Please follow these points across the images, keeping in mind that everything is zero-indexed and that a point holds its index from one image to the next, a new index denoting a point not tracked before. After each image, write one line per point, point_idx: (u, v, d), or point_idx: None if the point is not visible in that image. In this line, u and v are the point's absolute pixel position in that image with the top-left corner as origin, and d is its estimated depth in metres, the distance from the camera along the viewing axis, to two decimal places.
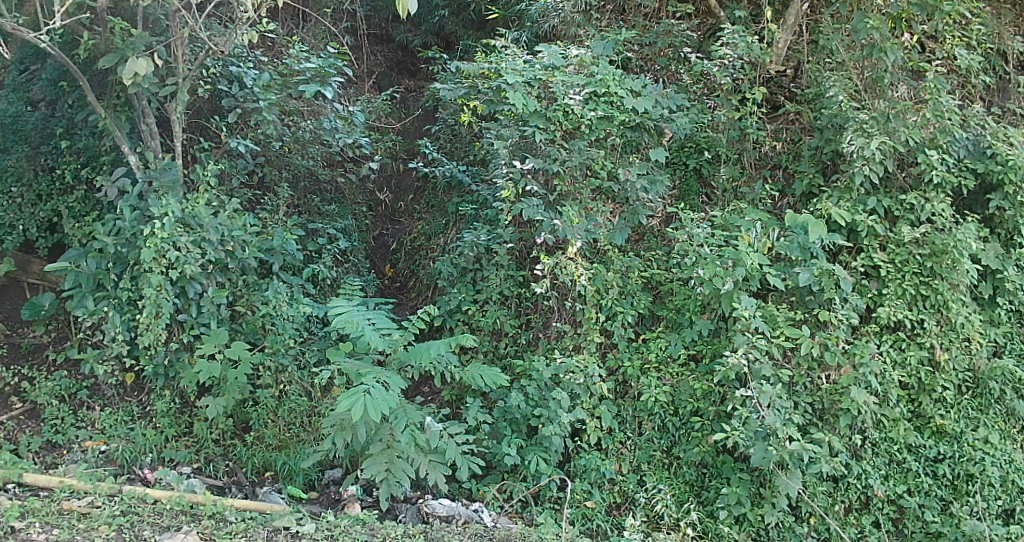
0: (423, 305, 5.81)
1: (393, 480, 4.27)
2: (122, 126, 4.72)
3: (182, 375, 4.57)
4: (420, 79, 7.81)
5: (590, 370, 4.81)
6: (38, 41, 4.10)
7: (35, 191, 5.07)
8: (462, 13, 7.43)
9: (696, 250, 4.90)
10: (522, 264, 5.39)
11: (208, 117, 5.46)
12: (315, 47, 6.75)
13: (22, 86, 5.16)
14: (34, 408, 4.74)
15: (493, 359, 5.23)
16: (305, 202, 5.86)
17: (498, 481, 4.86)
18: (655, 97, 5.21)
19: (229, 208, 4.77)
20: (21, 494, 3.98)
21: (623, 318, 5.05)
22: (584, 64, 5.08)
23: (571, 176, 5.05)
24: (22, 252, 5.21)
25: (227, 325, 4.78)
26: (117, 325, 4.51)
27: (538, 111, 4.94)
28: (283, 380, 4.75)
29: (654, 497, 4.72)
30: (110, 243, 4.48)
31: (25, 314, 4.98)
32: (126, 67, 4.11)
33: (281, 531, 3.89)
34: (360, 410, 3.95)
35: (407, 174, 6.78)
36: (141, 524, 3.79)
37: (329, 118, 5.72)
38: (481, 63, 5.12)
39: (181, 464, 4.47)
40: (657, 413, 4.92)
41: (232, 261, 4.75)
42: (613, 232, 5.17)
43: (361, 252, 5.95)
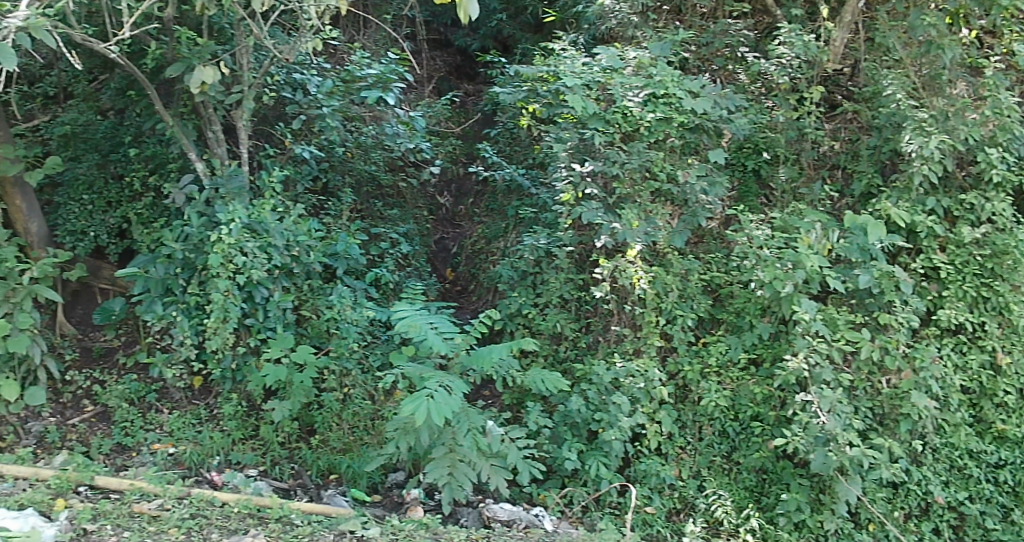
0: (484, 309, 5.75)
1: (455, 484, 4.32)
2: (190, 134, 4.72)
3: (249, 379, 4.55)
4: (478, 83, 7.90)
5: (651, 374, 4.80)
6: (106, 52, 4.23)
7: (105, 198, 5.05)
8: (520, 16, 7.34)
9: (756, 252, 4.87)
10: (582, 268, 5.32)
11: (273, 123, 5.33)
12: (377, 52, 6.57)
13: (91, 95, 5.27)
14: (105, 411, 4.77)
15: (554, 363, 5.20)
16: (367, 206, 5.86)
17: (559, 486, 4.86)
18: (715, 97, 5.11)
19: (295, 214, 4.72)
20: (93, 497, 4.08)
21: (683, 321, 5.00)
22: (642, 66, 5.05)
23: (630, 180, 5.02)
24: (95, 257, 5.23)
25: (293, 329, 4.74)
26: (185, 330, 4.48)
27: (597, 114, 4.90)
28: (347, 383, 4.71)
29: (713, 503, 4.76)
30: (178, 250, 4.46)
31: (97, 319, 5.01)
32: (194, 75, 4.22)
33: (346, 535, 3.94)
34: (424, 414, 4.00)
35: (467, 178, 6.85)
36: (210, 527, 3.88)
37: (390, 124, 5.65)
38: (540, 66, 5.02)
39: (248, 466, 4.47)
40: (717, 418, 4.97)
41: (297, 266, 4.72)
42: (673, 234, 5.10)
43: (422, 256, 5.90)
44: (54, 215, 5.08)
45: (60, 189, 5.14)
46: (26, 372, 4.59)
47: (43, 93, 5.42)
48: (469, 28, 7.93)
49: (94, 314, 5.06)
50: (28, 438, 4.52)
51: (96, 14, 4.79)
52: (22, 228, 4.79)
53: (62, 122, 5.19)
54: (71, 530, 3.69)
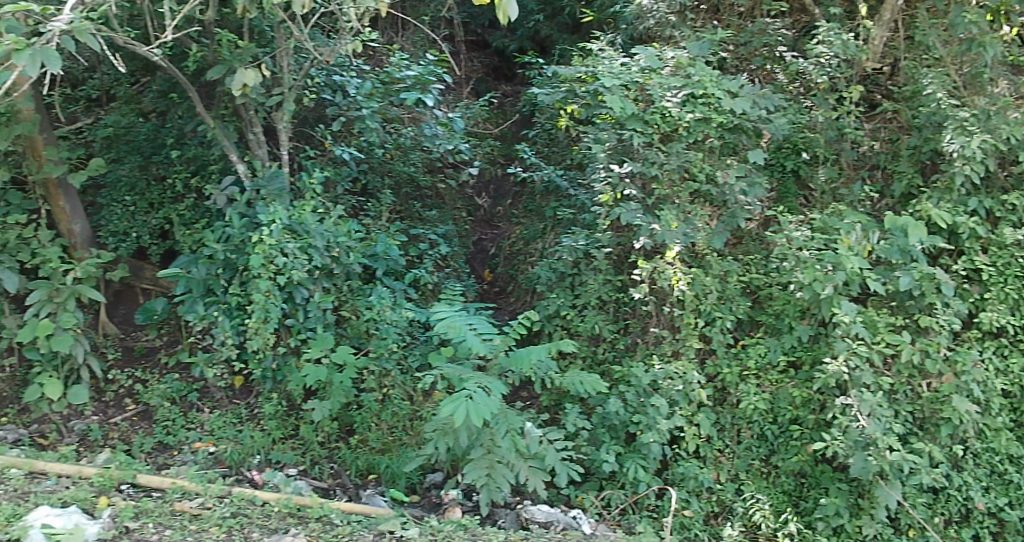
0: (523, 311, 5.72)
1: (493, 486, 4.33)
2: (231, 137, 4.78)
3: (290, 379, 4.57)
4: (516, 84, 7.89)
5: (691, 376, 4.79)
6: (150, 54, 4.26)
7: (147, 199, 5.11)
8: (558, 16, 7.32)
9: (795, 254, 4.80)
10: (620, 269, 5.31)
11: (313, 125, 5.35)
12: (415, 55, 6.67)
13: (133, 98, 5.30)
14: (147, 410, 4.81)
15: (592, 365, 5.17)
16: (406, 208, 5.83)
17: (597, 488, 4.84)
18: (754, 97, 5.05)
19: (335, 215, 4.75)
20: (136, 495, 4.12)
21: (722, 323, 4.96)
22: (680, 65, 5.00)
23: (669, 181, 4.99)
24: (137, 258, 5.29)
25: (333, 329, 4.75)
26: (226, 330, 4.50)
27: (635, 114, 4.87)
28: (386, 384, 4.71)
29: (751, 507, 4.71)
30: (220, 250, 4.50)
31: (140, 318, 5.10)
32: (236, 78, 4.26)
33: (386, 535, 3.94)
34: (463, 415, 4.00)
35: (505, 179, 6.82)
36: (251, 526, 3.91)
37: (428, 125, 5.65)
38: (578, 67, 5.01)
39: (288, 465, 4.47)
40: (756, 421, 4.92)
41: (337, 267, 4.73)
42: (712, 236, 5.04)
43: (460, 257, 5.87)
44: (97, 216, 5.14)
45: (103, 190, 5.20)
46: (69, 371, 4.64)
47: (87, 96, 5.44)
48: (506, 29, 7.89)
49: (136, 314, 5.14)
50: (71, 436, 4.57)
51: (137, 17, 4.81)
52: (66, 229, 4.83)
53: (105, 123, 5.23)
54: (114, 528, 3.73)
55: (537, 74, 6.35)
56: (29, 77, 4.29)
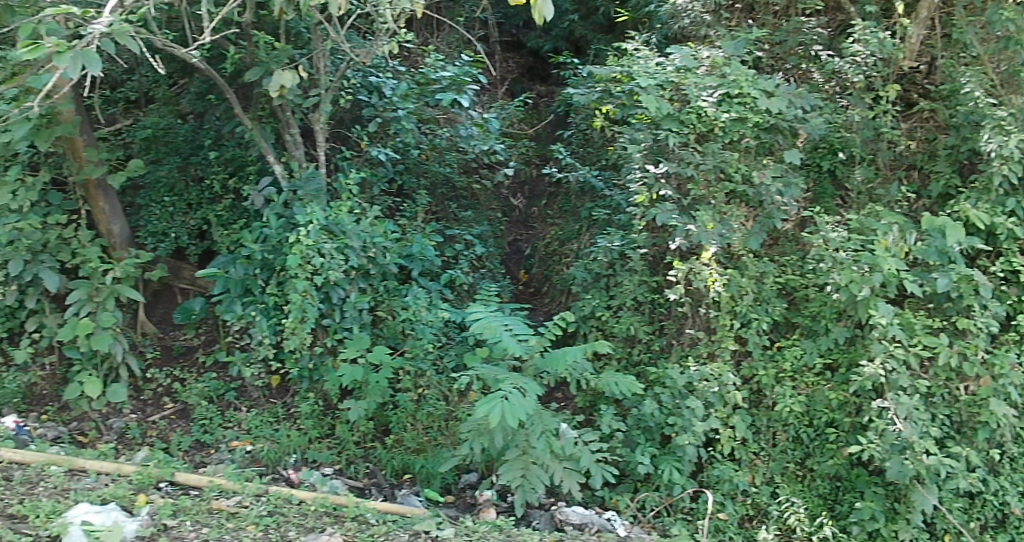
0: (558, 311, 5.73)
1: (528, 487, 4.30)
2: (268, 138, 4.81)
3: (326, 379, 4.59)
4: (551, 85, 7.89)
5: (725, 379, 4.75)
6: (188, 56, 4.29)
7: (186, 200, 5.16)
8: (592, 16, 7.30)
9: (832, 254, 4.74)
10: (655, 271, 5.26)
11: (350, 125, 5.35)
12: (451, 55, 6.62)
13: (171, 100, 5.37)
14: (184, 409, 4.85)
15: (627, 366, 5.15)
16: (443, 208, 5.84)
17: (632, 490, 4.83)
18: (790, 97, 5.00)
19: (371, 215, 4.77)
20: (174, 493, 4.17)
21: (758, 325, 4.94)
22: (716, 65, 4.97)
23: (705, 181, 4.96)
24: (175, 258, 5.35)
25: (369, 329, 4.77)
26: (264, 329, 4.52)
27: (671, 114, 4.85)
28: (421, 384, 4.71)
29: (786, 510, 4.68)
30: (257, 250, 4.53)
31: (178, 318, 5.16)
32: (273, 80, 4.27)
33: (422, 535, 3.95)
34: (498, 416, 4.01)
35: (540, 180, 6.82)
36: (288, 525, 3.92)
37: (464, 126, 5.64)
38: (613, 67, 5.01)
39: (324, 465, 4.49)
40: (792, 424, 4.86)
41: (373, 267, 4.74)
42: (748, 237, 5.01)
43: (496, 258, 5.85)
44: (137, 216, 5.19)
45: (142, 191, 5.26)
46: (109, 370, 4.68)
47: (125, 98, 5.53)
48: (541, 29, 7.88)
49: (175, 314, 5.20)
50: (110, 434, 4.62)
51: (175, 20, 4.85)
52: (105, 229, 4.88)
53: (144, 125, 5.25)
54: (152, 525, 3.76)
55: (572, 75, 6.38)
56: (70, 80, 4.33)
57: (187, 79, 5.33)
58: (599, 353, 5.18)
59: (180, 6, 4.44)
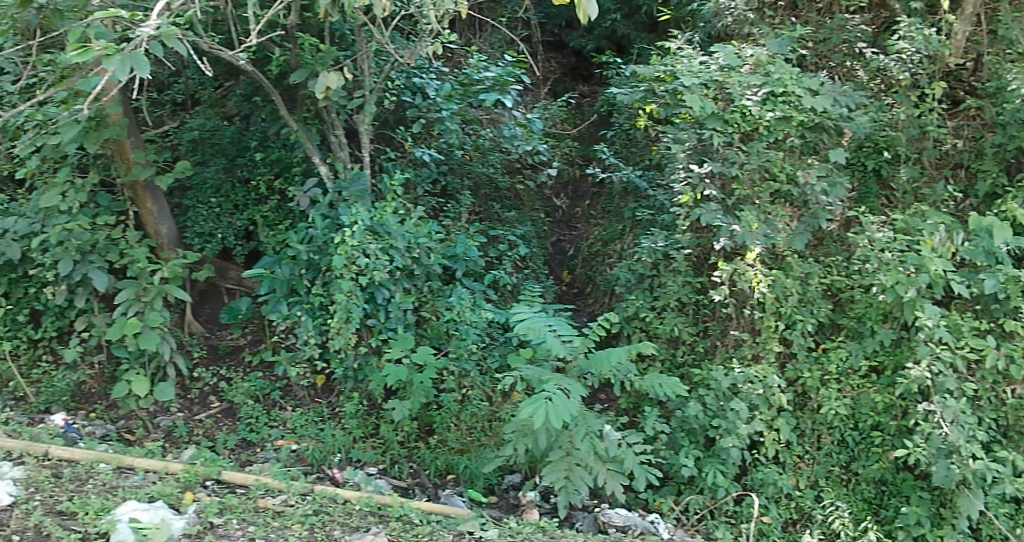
0: (602, 312, 5.71)
1: (571, 488, 4.28)
2: (314, 139, 4.86)
3: (371, 379, 4.60)
4: (594, 84, 7.87)
5: (770, 381, 4.67)
6: (234, 58, 4.30)
7: (232, 201, 5.22)
8: (634, 15, 7.30)
9: (877, 255, 4.69)
10: (699, 271, 5.22)
11: (394, 126, 5.40)
12: (493, 57, 6.66)
13: (217, 102, 5.46)
14: (230, 408, 4.90)
15: (671, 368, 5.12)
16: (485, 209, 5.82)
17: (675, 493, 4.81)
18: (835, 95, 4.94)
19: (416, 216, 4.79)
20: (220, 491, 4.19)
21: (803, 326, 4.88)
22: (760, 63, 4.91)
23: (749, 181, 4.91)
24: (222, 258, 5.41)
25: (413, 329, 4.78)
26: (309, 329, 4.55)
27: (715, 113, 4.81)
28: (466, 384, 4.73)
29: (831, 514, 4.64)
30: (303, 250, 4.58)
31: (225, 318, 5.19)
32: (319, 81, 4.28)
33: (466, 536, 3.97)
34: (542, 417, 3.98)
35: (583, 180, 6.83)
36: (332, 524, 3.93)
37: (508, 126, 5.70)
38: (657, 66, 5.02)
39: (368, 464, 4.51)
40: (837, 427, 4.80)
41: (418, 268, 4.75)
42: (793, 237, 4.94)
43: (539, 258, 5.82)
44: (184, 217, 5.26)
45: (189, 192, 5.33)
46: (156, 369, 4.72)
47: (172, 100, 5.64)
48: (584, 29, 7.87)
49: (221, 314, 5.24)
50: (157, 432, 4.68)
51: (221, 23, 4.90)
52: (153, 230, 4.94)
53: (191, 128, 5.38)
54: (199, 523, 3.79)
55: (616, 75, 6.34)
56: (118, 82, 4.38)
57: (233, 82, 5.40)
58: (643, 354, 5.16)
59: (226, 10, 4.48)
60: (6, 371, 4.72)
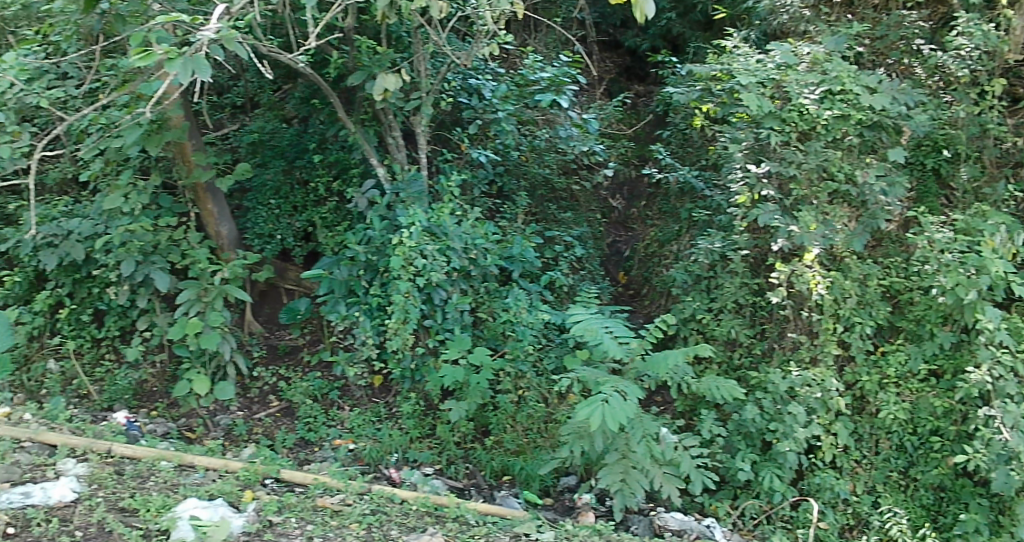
0: (658, 315, 5.68)
1: (628, 491, 4.26)
2: (371, 141, 4.90)
3: (428, 379, 4.62)
4: (649, 84, 7.82)
5: (828, 384, 4.62)
6: (294, 62, 4.34)
7: (291, 202, 5.27)
8: (689, 14, 7.22)
9: (937, 256, 4.57)
10: (756, 272, 5.19)
11: (450, 127, 5.43)
12: (548, 56, 6.55)
13: (276, 104, 5.53)
14: (289, 407, 4.94)
15: (728, 370, 5.09)
16: (542, 210, 5.79)
17: (732, 497, 4.77)
18: (893, 93, 4.83)
19: (472, 217, 4.81)
20: (279, 490, 4.22)
21: (861, 329, 4.80)
22: (817, 61, 4.82)
23: (808, 181, 4.86)
24: (281, 259, 5.46)
25: (470, 331, 4.79)
26: (367, 330, 4.59)
27: (772, 112, 4.75)
28: (521, 385, 4.71)
29: (889, 521, 4.56)
30: (361, 251, 4.62)
31: (284, 318, 5.23)
32: (376, 83, 4.28)
33: (522, 538, 3.96)
34: (598, 419, 3.95)
35: (640, 181, 6.73)
36: (390, 524, 3.94)
37: (563, 127, 5.58)
38: (714, 64, 4.98)
39: (425, 464, 4.53)
40: (895, 431, 4.73)
41: (475, 269, 4.76)
42: (851, 238, 4.88)
43: (596, 259, 5.79)
44: (243, 218, 5.33)
45: (248, 194, 5.40)
46: (216, 368, 4.79)
47: (232, 103, 5.72)
48: (638, 28, 7.83)
49: (281, 314, 5.27)
50: (217, 430, 4.74)
51: (280, 26, 4.95)
52: (214, 231, 5.01)
53: (250, 130, 5.44)
54: (258, 521, 3.81)
55: (672, 74, 6.32)
56: (178, 85, 4.41)
57: (292, 85, 5.49)
58: (699, 356, 5.14)
59: (284, 13, 4.52)
60: (70, 369, 4.81)
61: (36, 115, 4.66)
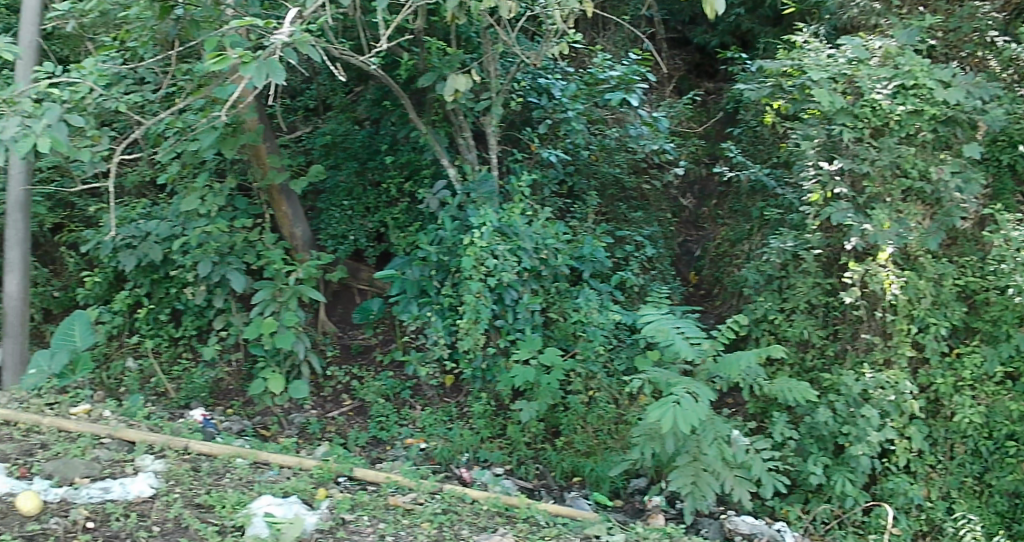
0: (730, 315, 5.66)
1: (698, 495, 4.19)
2: (442, 141, 4.95)
3: (499, 379, 4.64)
4: (719, 81, 7.77)
5: (903, 387, 4.53)
6: (366, 65, 4.39)
7: (363, 204, 5.35)
8: (758, 9, 7.10)
9: (1015, 255, 4.36)
10: (829, 272, 5.10)
11: (520, 127, 5.45)
12: (617, 55, 6.57)
13: (348, 107, 5.63)
14: (362, 406, 5.00)
15: (800, 372, 5.03)
16: (612, 210, 5.80)
17: (803, 501, 4.69)
18: (968, 87, 4.63)
19: (543, 217, 4.81)
20: (352, 488, 4.24)
21: (936, 330, 4.67)
22: (889, 55, 4.70)
23: (881, 178, 4.75)
24: (354, 260, 5.54)
25: (541, 331, 4.80)
26: (439, 330, 4.62)
27: (844, 108, 4.67)
28: (592, 386, 4.70)
29: (962, 527, 4.48)
30: (433, 252, 4.65)
31: (358, 318, 5.30)
32: (447, 84, 4.29)
33: (593, 540, 3.87)
34: (670, 421, 3.89)
35: (710, 180, 6.70)
36: (461, 524, 3.90)
37: (634, 125, 5.62)
38: (784, 60, 4.91)
39: (496, 464, 4.53)
40: (970, 436, 4.62)
41: (545, 269, 4.76)
42: (926, 236, 4.74)
43: (667, 260, 5.73)
44: (317, 220, 5.43)
45: (322, 195, 5.52)
46: (291, 367, 4.86)
47: (304, 106, 5.82)
48: (708, 24, 7.73)
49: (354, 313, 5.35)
50: (291, 428, 4.79)
51: (351, 29, 5.01)
52: (288, 232, 5.10)
53: (324, 133, 5.56)
54: (331, 519, 3.78)
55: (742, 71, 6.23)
56: (253, 88, 4.48)
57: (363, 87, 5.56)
58: (771, 358, 5.09)
59: (355, 16, 4.55)
60: (149, 368, 4.97)
61: (116, 120, 4.79)
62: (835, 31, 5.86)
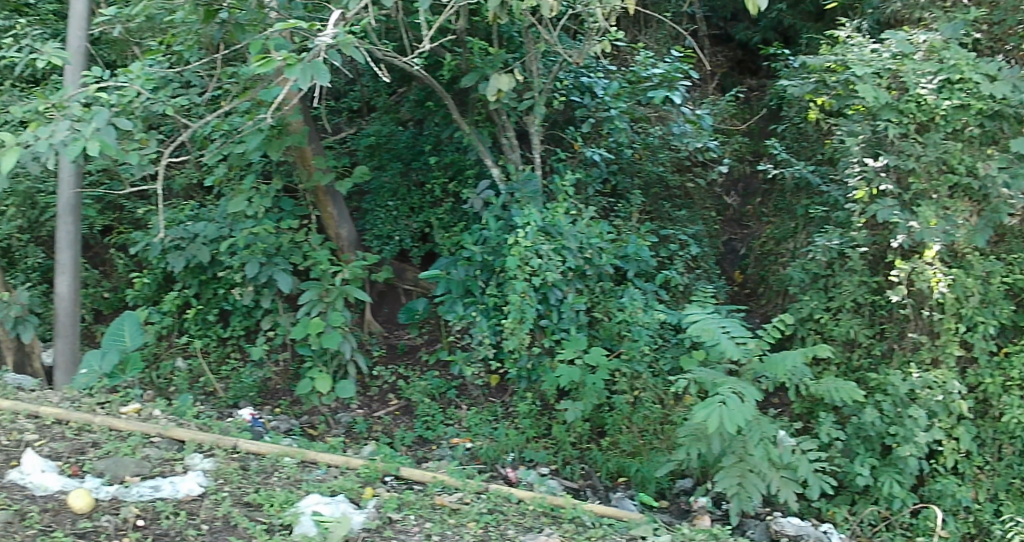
0: (775, 314, 5.64)
1: (744, 496, 4.15)
2: (485, 142, 4.98)
3: (544, 379, 4.65)
4: (762, 77, 7.72)
5: (951, 387, 4.46)
6: (408, 66, 4.41)
7: (408, 204, 5.40)
8: (799, 4, 7.07)
9: None
10: (875, 270, 5.05)
11: (563, 127, 5.44)
12: (660, 51, 6.55)
13: (391, 108, 5.67)
14: (408, 406, 5.02)
15: (847, 371, 4.98)
16: (656, 208, 5.79)
17: (849, 503, 4.65)
18: (1015, 80, 4.41)
19: (586, 216, 4.81)
20: (399, 486, 4.26)
21: (985, 329, 4.59)
22: (935, 49, 4.61)
23: (928, 174, 4.69)
24: (400, 260, 5.62)
25: (586, 330, 4.81)
26: (484, 329, 4.65)
27: (888, 104, 4.60)
28: (637, 386, 4.67)
29: (1010, 529, 4.40)
30: (478, 252, 4.69)
31: (403, 317, 5.40)
32: (490, 84, 4.28)
33: (639, 540, 3.85)
34: (715, 422, 3.82)
35: (755, 177, 6.73)
36: (507, 524, 3.89)
37: (677, 123, 5.56)
38: (827, 55, 4.85)
39: (541, 464, 4.54)
40: (1021, 437, 4.53)
41: (590, 268, 4.78)
42: (974, 234, 4.61)
43: (712, 258, 5.73)
44: (362, 220, 5.48)
45: (367, 196, 5.57)
46: (336, 367, 4.90)
47: (348, 108, 5.87)
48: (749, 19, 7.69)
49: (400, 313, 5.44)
50: (338, 428, 4.83)
51: (394, 31, 5.04)
52: (334, 233, 5.15)
53: (368, 134, 5.63)
54: (378, 518, 3.77)
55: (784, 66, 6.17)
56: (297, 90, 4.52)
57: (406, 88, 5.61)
58: (817, 357, 5.06)
59: (399, 17, 4.57)
60: (198, 367, 5.05)
61: (164, 124, 4.87)
62: (878, 25, 5.77)
